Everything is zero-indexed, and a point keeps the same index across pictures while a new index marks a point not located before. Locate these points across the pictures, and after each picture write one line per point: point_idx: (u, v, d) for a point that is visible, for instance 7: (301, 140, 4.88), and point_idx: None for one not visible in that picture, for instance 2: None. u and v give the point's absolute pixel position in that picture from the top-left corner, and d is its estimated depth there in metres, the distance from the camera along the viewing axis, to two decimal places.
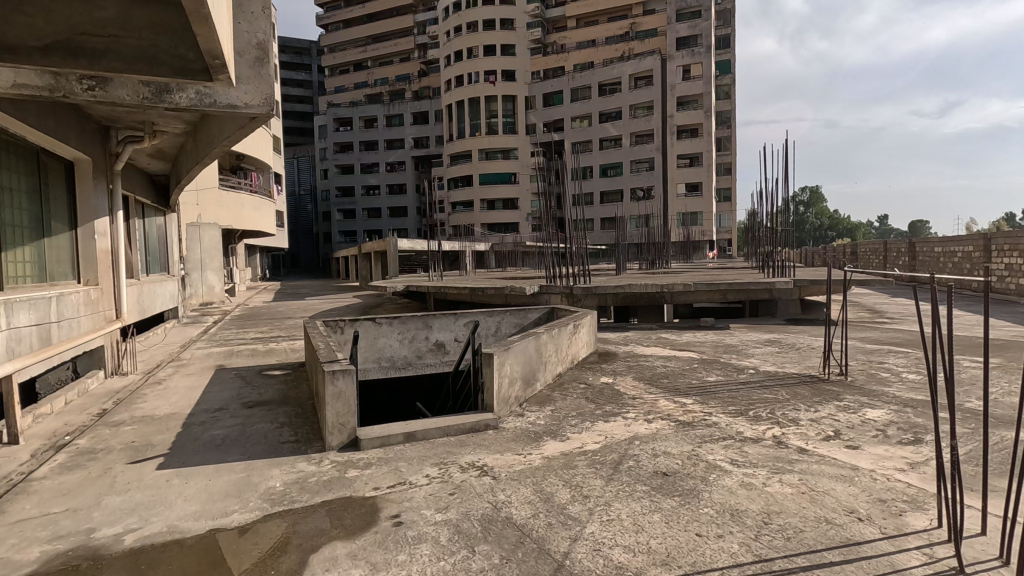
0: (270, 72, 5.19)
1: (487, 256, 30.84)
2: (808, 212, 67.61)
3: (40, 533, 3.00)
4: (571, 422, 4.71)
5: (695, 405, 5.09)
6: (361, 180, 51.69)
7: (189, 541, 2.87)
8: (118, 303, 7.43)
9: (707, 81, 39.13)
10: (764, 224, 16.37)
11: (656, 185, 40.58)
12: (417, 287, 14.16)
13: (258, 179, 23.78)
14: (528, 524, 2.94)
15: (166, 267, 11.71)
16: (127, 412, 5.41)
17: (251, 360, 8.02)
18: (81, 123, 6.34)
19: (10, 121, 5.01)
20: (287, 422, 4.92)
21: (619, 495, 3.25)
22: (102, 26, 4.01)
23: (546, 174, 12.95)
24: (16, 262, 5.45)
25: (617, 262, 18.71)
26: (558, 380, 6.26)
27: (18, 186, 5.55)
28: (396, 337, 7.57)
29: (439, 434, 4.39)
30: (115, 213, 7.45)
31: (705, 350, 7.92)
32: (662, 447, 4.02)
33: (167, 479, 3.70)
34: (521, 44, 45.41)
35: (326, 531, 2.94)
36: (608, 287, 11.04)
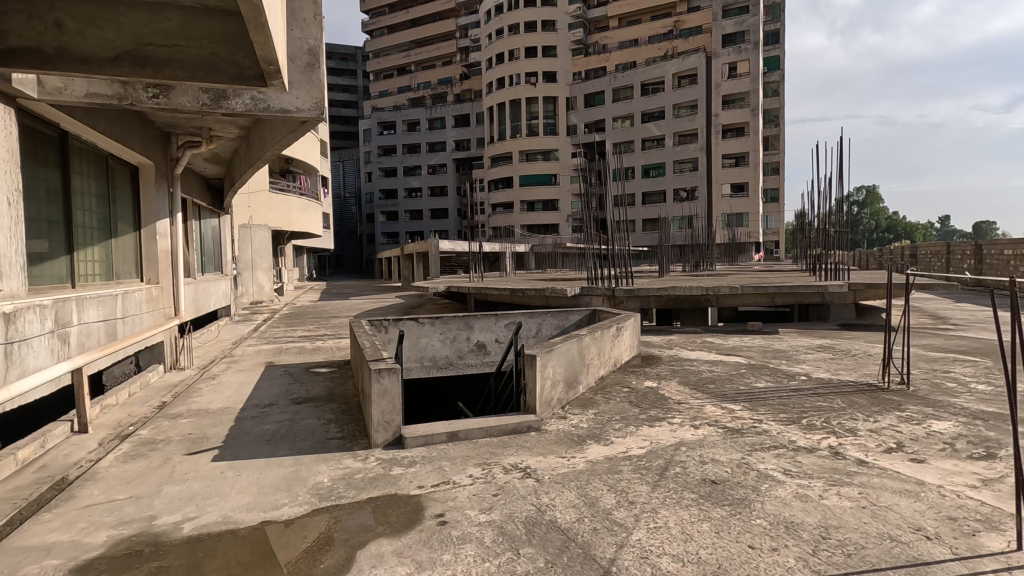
0: (320, 76, 5.39)
1: (526, 256, 30.93)
2: (864, 213, 64.86)
3: (106, 518, 3.16)
4: (615, 426, 4.63)
5: (743, 411, 4.94)
6: (403, 182, 52.70)
7: (241, 532, 2.96)
8: (177, 300, 7.77)
9: (754, 79, 37.99)
10: (816, 224, 15.71)
11: (700, 186, 39.71)
12: (458, 288, 14.30)
13: (307, 182, 24.59)
14: (573, 528, 2.91)
15: (219, 267, 12.21)
16: (184, 405, 5.64)
17: (299, 358, 8.23)
18: (144, 129, 6.69)
19: (80, 128, 5.32)
20: (333, 419, 5.03)
21: (666, 502, 3.17)
22: (166, 34, 4.21)
23: (589, 175, 12.87)
24: (86, 261, 5.78)
25: (661, 264, 18.36)
26: (600, 383, 6.17)
27: (88, 189, 5.87)
28: (438, 338, 7.65)
29: (483, 435, 4.40)
30: (175, 214, 7.79)
31: (754, 355, 7.68)
32: (710, 454, 3.90)
33: (222, 471, 3.84)
34: (562, 46, 45.24)
35: (372, 527, 2.98)
36: (651, 288, 10.89)
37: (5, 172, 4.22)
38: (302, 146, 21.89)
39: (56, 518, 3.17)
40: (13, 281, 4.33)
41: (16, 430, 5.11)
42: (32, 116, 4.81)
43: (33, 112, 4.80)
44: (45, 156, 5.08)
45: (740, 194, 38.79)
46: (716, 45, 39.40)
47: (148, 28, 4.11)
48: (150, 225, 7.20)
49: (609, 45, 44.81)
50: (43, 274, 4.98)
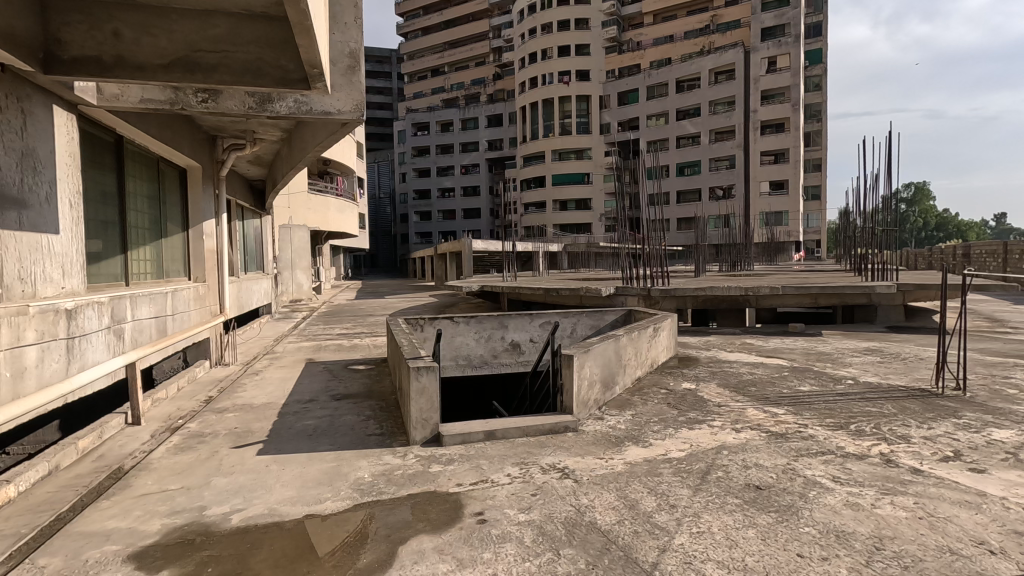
0: (361, 79, 5.49)
1: (559, 256, 30.80)
2: (912, 211, 62.34)
3: (159, 507, 3.29)
4: (654, 428, 4.55)
5: (787, 415, 4.79)
6: (436, 182, 53.30)
7: (287, 524, 3.03)
8: (221, 298, 8.03)
9: (795, 73, 36.87)
10: (861, 222, 15.12)
11: (737, 184, 38.77)
12: (491, 288, 14.35)
13: (344, 183, 25.09)
14: (613, 530, 2.87)
15: (261, 266, 12.61)
16: (229, 399, 5.84)
17: (337, 354, 8.42)
18: (192, 133, 6.94)
19: (133, 132, 5.52)
20: (372, 415, 5.12)
21: (709, 507, 3.10)
22: (214, 40, 4.47)
23: (622, 174, 12.70)
24: (139, 259, 6.03)
25: (698, 264, 18.02)
26: (637, 383, 6.09)
27: (140, 190, 6.11)
28: (473, 337, 7.69)
29: (519, 434, 4.39)
30: (220, 215, 8.06)
31: (797, 357, 7.44)
32: (754, 459, 3.79)
33: (267, 465, 3.94)
34: (595, 43, 44.91)
35: (412, 524, 3.01)
36: (687, 288, 10.69)
37: (67, 174, 4.45)
38: (339, 148, 22.37)
39: (115, 505, 3.32)
40: (73, 279, 4.53)
41: (75, 422, 5.38)
42: (92, 122, 5.05)
43: (93, 118, 5.04)
44: (102, 160, 5.31)
45: (779, 192, 37.72)
46: (755, 39, 38.38)
47: (197, 33, 4.38)
48: (197, 226, 7.47)
49: (644, 42, 44.23)
50: (100, 272, 5.21)
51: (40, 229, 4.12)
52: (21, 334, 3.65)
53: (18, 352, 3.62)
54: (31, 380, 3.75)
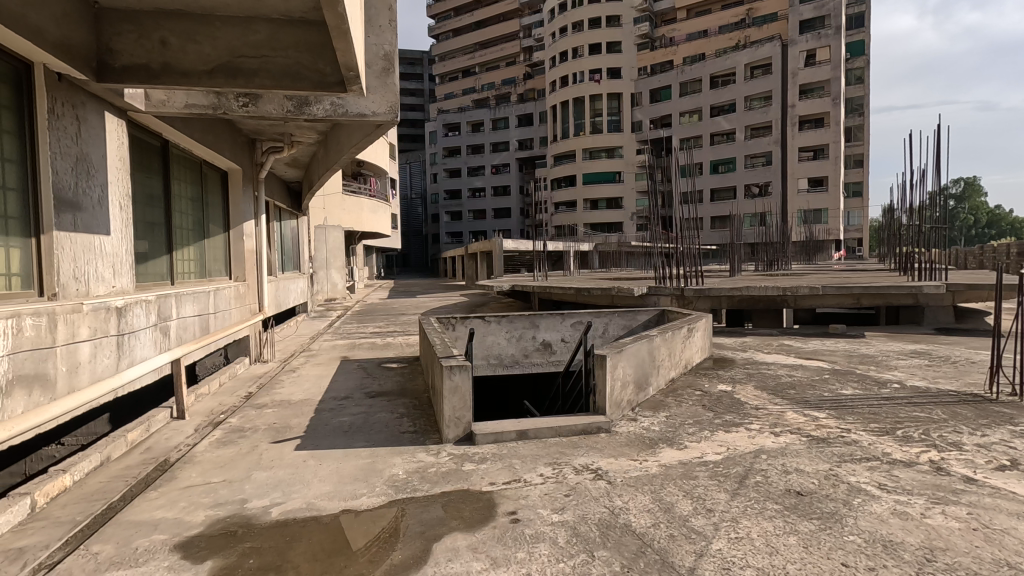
0: (395, 81, 5.56)
1: (590, 256, 30.57)
2: (962, 208, 59.68)
3: (204, 499, 3.40)
4: (689, 430, 4.48)
5: (829, 419, 4.64)
6: (467, 182, 53.64)
7: (324, 519, 3.09)
8: (260, 297, 8.26)
9: (835, 66, 35.69)
10: (907, 220, 14.53)
11: (774, 181, 37.78)
12: (522, 287, 14.36)
13: (377, 184, 25.45)
14: (649, 533, 2.83)
15: (298, 266, 12.93)
16: (268, 395, 6.00)
17: (371, 353, 8.55)
18: (233, 136, 7.16)
19: (177, 137, 5.72)
20: (406, 413, 5.19)
21: (748, 512, 3.02)
22: (255, 46, 4.59)
23: (654, 172, 12.50)
24: (183, 259, 6.26)
25: (733, 264, 17.61)
26: (671, 385, 5.99)
27: (184, 193, 6.33)
28: (505, 337, 7.70)
29: (552, 434, 4.37)
30: (259, 216, 8.29)
31: (838, 360, 7.20)
32: (794, 464, 3.69)
33: (305, 460, 4.04)
34: (627, 40, 44.41)
35: (446, 522, 3.02)
36: (721, 288, 10.47)
37: (117, 178, 4.64)
38: (373, 149, 22.72)
39: (161, 496, 3.45)
40: (123, 279, 4.73)
41: (124, 415, 5.61)
42: (140, 128, 5.27)
43: (141, 124, 5.25)
44: (149, 164, 5.52)
45: (818, 189, 36.59)
46: (793, 32, 37.30)
47: (239, 40, 4.53)
48: (237, 226, 7.69)
49: (677, 37, 43.52)
50: (147, 272, 5.42)
51: (94, 231, 4.31)
52: (75, 331, 3.82)
53: (73, 348, 3.79)
54: (85, 375, 3.93)
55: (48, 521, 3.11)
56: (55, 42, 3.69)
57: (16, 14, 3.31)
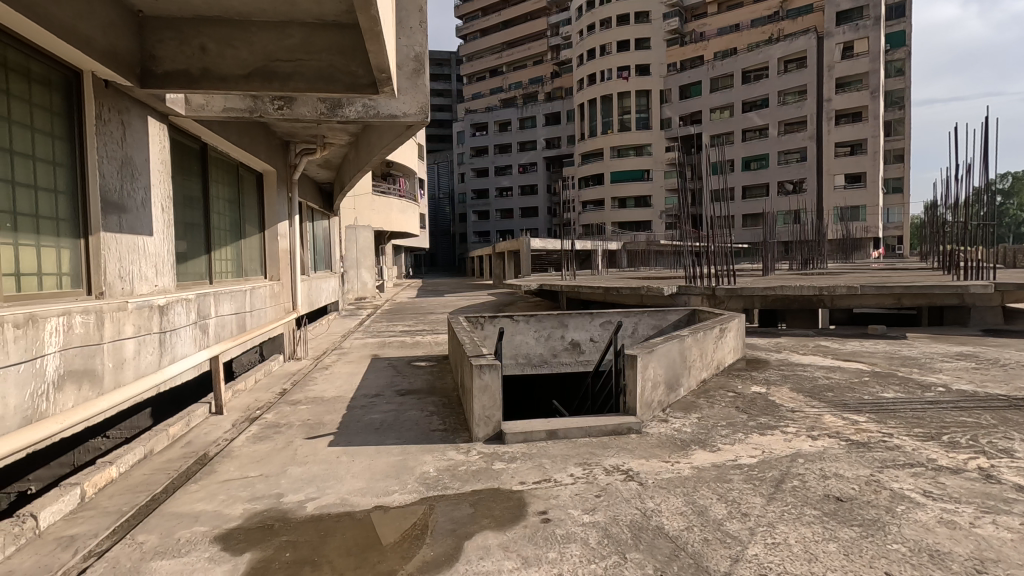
0: (425, 82, 5.60)
1: (618, 255, 30.31)
2: (1009, 204, 57.24)
3: (242, 493, 3.49)
4: (722, 432, 4.39)
5: (869, 423, 4.49)
6: (495, 182, 53.81)
7: (357, 514, 3.14)
8: (294, 296, 8.45)
9: (875, 58, 34.46)
10: (951, 217, 13.96)
11: (809, 177, 36.78)
12: (550, 287, 14.33)
13: (406, 184, 25.72)
14: (682, 536, 2.79)
15: (329, 265, 13.19)
16: (302, 392, 6.13)
17: (400, 351, 8.66)
18: (268, 139, 7.34)
19: (215, 139, 5.89)
20: (436, 411, 5.23)
21: (784, 517, 2.95)
22: (290, 50, 4.68)
23: (683, 169, 12.27)
24: (221, 259, 6.44)
25: (765, 262, 17.20)
26: (702, 386, 5.89)
27: (221, 195, 6.51)
28: (533, 336, 7.69)
29: (582, 434, 4.35)
30: (293, 216, 8.47)
31: (879, 362, 6.95)
32: (832, 469, 3.58)
33: (338, 456, 4.10)
34: (656, 37, 43.85)
35: (477, 520, 3.03)
36: (754, 287, 10.22)
37: (159, 181, 4.80)
38: (402, 150, 22.99)
39: (201, 489, 3.55)
40: (165, 278, 4.89)
41: (165, 411, 5.80)
42: (180, 132, 5.44)
43: (181, 128, 5.42)
44: (188, 167, 5.70)
45: (855, 186, 35.45)
46: (829, 24, 36.19)
47: (275, 44, 4.63)
48: (272, 227, 7.88)
49: (708, 32, 42.71)
50: (187, 271, 5.60)
51: (137, 232, 4.47)
52: (121, 328, 3.97)
53: (119, 345, 3.93)
54: (130, 370, 4.08)
55: (96, 510, 3.24)
56: (102, 50, 3.83)
57: (66, 25, 3.46)
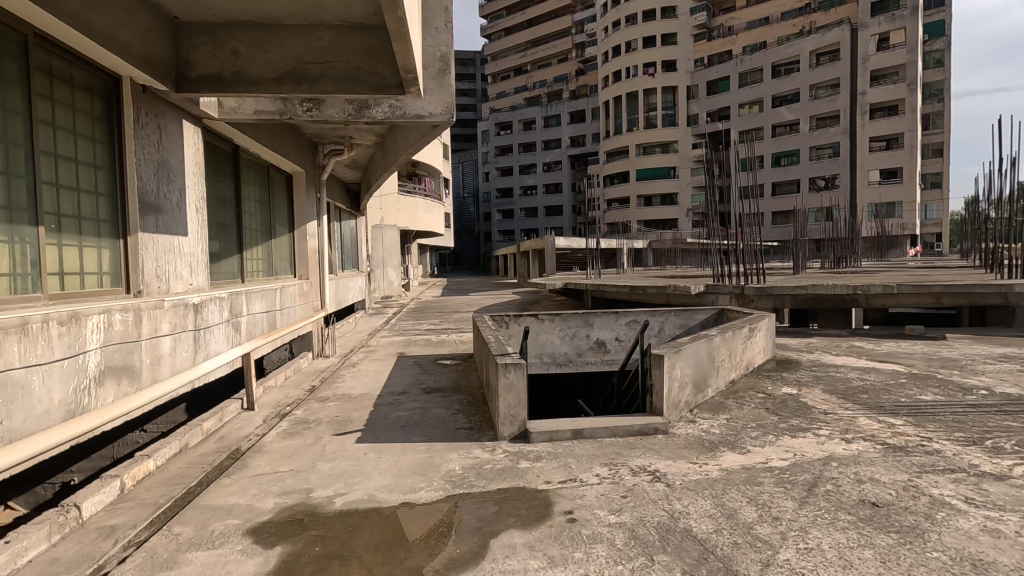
0: (451, 82, 5.62)
1: (644, 253, 30.00)
2: None
3: (273, 487, 3.57)
4: (752, 434, 4.30)
5: (906, 427, 4.35)
6: (519, 180, 53.81)
7: (384, 511, 3.18)
8: (322, 294, 8.59)
9: (912, 49, 33.31)
10: (994, 213, 13.38)
11: (842, 173, 35.78)
12: (575, 285, 14.25)
13: (431, 184, 25.96)
14: (710, 539, 2.74)
15: (356, 264, 13.37)
16: (330, 389, 6.23)
17: (426, 349, 8.72)
18: (298, 140, 7.48)
19: (247, 141, 6.01)
20: (461, 409, 5.25)
21: (817, 522, 2.87)
22: (319, 52, 4.75)
23: (710, 166, 12.04)
24: (252, 259, 6.59)
25: (796, 261, 16.78)
26: (731, 387, 5.79)
27: (253, 196, 6.66)
28: (558, 335, 7.66)
29: (607, 434, 4.31)
30: (321, 216, 8.60)
31: (917, 363, 6.72)
32: (868, 473, 3.48)
33: (365, 453, 4.16)
34: (683, 32, 43.23)
35: (503, 519, 3.03)
36: (785, 286, 9.97)
37: (193, 182, 4.93)
38: (427, 150, 23.17)
39: (234, 483, 3.64)
40: (199, 277, 5.02)
41: (199, 406, 5.97)
42: (213, 135, 5.58)
43: (214, 131, 5.56)
44: (221, 169, 5.85)
45: (891, 181, 34.36)
46: (864, 15, 35.08)
47: (304, 47, 4.71)
48: (301, 227, 8.03)
49: (736, 26, 41.87)
50: (220, 271, 5.74)
51: (173, 232, 4.60)
52: (158, 326, 4.09)
53: (155, 342, 4.06)
54: (166, 367, 4.20)
55: (135, 502, 3.35)
56: (140, 56, 3.96)
57: (106, 32, 3.57)
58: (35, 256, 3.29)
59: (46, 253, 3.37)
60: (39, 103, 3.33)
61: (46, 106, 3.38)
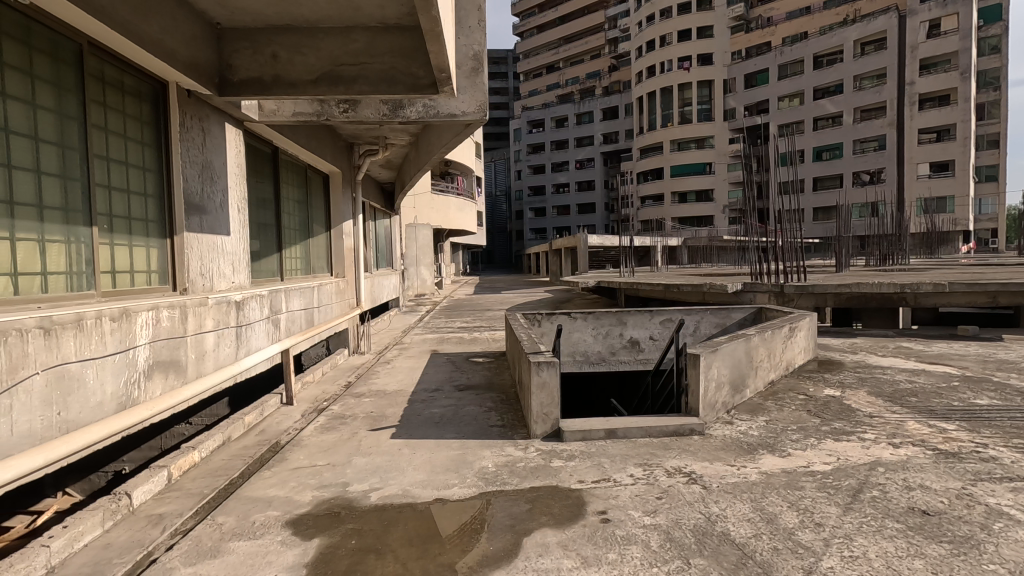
0: (484, 80, 5.63)
1: (678, 251, 29.50)
2: None
3: (311, 480, 3.65)
4: (793, 437, 4.17)
5: (959, 432, 4.14)
6: (551, 178, 53.66)
7: (419, 506, 3.21)
8: (358, 292, 8.75)
9: (965, 36, 31.70)
10: None
11: (889, 167, 34.35)
12: (608, 283, 14.12)
13: (463, 182, 26.13)
14: (749, 544, 2.67)
15: (390, 262, 13.58)
16: (365, 385, 6.35)
17: (459, 347, 8.80)
18: (334, 141, 7.63)
19: (285, 142, 6.17)
20: (494, 407, 5.27)
21: (863, 529, 2.77)
22: (355, 54, 4.83)
23: (747, 161, 11.71)
24: (291, 257, 6.76)
25: (839, 259, 16.18)
26: (770, 388, 5.63)
27: (291, 195, 6.83)
28: (591, 334, 7.61)
29: (641, 434, 4.26)
30: (356, 216, 8.75)
31: (971, 366, 6.39)
32: (918, 479, 3.33)
33: (400, 448, 4.22)
34: (719, 24, 42.33)
35: (536, 517, 3.03)
36: (827, 284, 9.64)
37: (235, 183, 5.09)
38: (460, 149, 23.33)
39: (274, 475, 3.75)
40: (241, 275, 5.18)
41: (241, 400, 6.17)
42: (254, 137, 5.75)
43: (255, 133, 5.72)
44: (262, 170, 6.02)
45: (942, 175, 32.83)
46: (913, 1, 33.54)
47: (340, 49, 4.80)
48: (337, 226, 8.19)
49: (775, 17, 40.67)
50: (261, 269, 5.91)
51: (216, 232, 4.76)
52: (202, 322, 4.24)
53: (200, 338, 4.21)
54: (210, 362, 4.35)
55: (181, 492, 3.48)
56: (186, 61, 4.10)
57: (153, 38, 3.70)
58: (89, 256, 3.44)
59: (99, 252, 3.53)
60: (93, 109, 3.49)
61: (98, 111, 3.53)
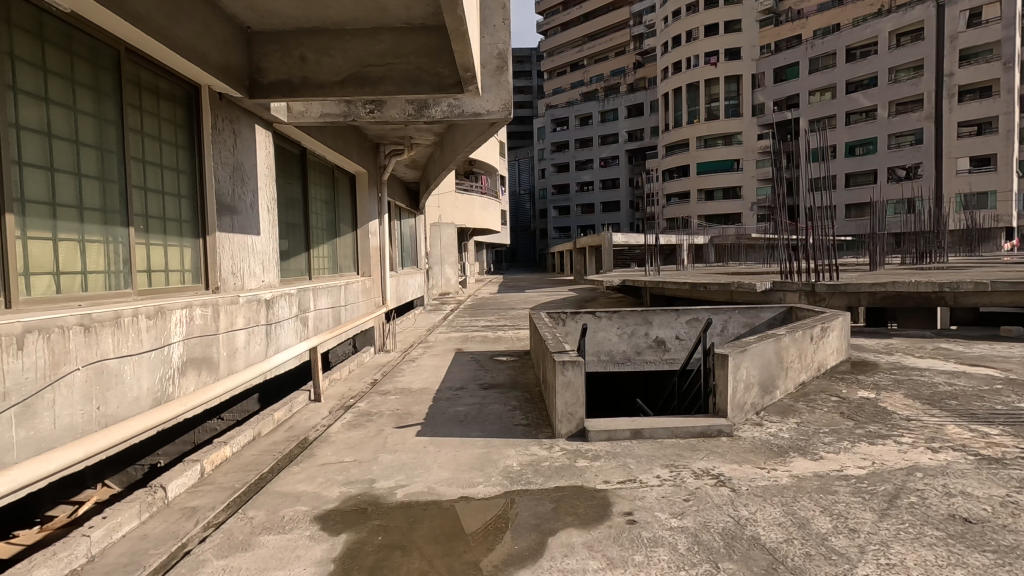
0: (508, 78, 5.62)
1: (705, 250, 29.05)
2: None
3: (338, 476, 3.70)
4: (825, 440, 4.07)
5: (1002, 437, 3.97)
6: (575, 177, 53.41)
7: (444, 504, 3.22)
8: (384, 291, 8.84)
9: (1008, 24, 30.43)
10: None
11: (926, 162, 33.19)
12: (633, 282, 13.99)
13: (488, 182, 26.21)
14: (780, 549, 2.61)
15: (415, 261, 13.71)
16: (391, 383, 6.41)
17: (483, 345, 8.82)
18: (360, 141, 7.73)
19: (313, 143, 6.26)
20: (518, 406, 5.26)
21: (901, 537, 2.67)
22: (381, 54, 4.87)
23: (776, 157, 11.46)
24: (319, 256, 6.87)
25: (872, 257, 15.71)
26: (801, 390, 5.50)
27: (319, 195, 6.93)
28: (617, 333, 7.54)
29: (667, 435, 4.20)
30: (382, 215, 8.84)
31: (1014, 368, 6.12)
32: (959, 486, 3.20)
33: (425, 446, 4.25)
34: (748, 18, 41.58)
35: (561, 517, 3.01)
36: (860, 283, 9.35)
37: (265, 184, 5.19)
38: (484, 148, 23.39)
39: (302, 471, 3.81)
40: (271, 274, 5.28)
41: (271, 396, 6.29)
42: (283, 138, 5.85)
43: (284, 134, 5.83)
44: (290, 170, 6.12)
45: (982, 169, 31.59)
46: None
47: (366, 50, 4.85)
48: (363, 225, 8.28)
49: (806, 9, 39.69)
50: (290, 268, 6.03)
51: (247, 231, 4.86)
52: (233, 320, 4.34)
53: (230, 336, 4.30)
54: (241, 359, 4.45)
55: (213, 485, 3.56)
56: (217, 64, 4.19)
57: (187, 42, 3.79)
58: (126, 255, 3.55)
59: (135, 252, 3.63)
60: (130, 113, 3.59)
61: (135, 115, 3.64)
